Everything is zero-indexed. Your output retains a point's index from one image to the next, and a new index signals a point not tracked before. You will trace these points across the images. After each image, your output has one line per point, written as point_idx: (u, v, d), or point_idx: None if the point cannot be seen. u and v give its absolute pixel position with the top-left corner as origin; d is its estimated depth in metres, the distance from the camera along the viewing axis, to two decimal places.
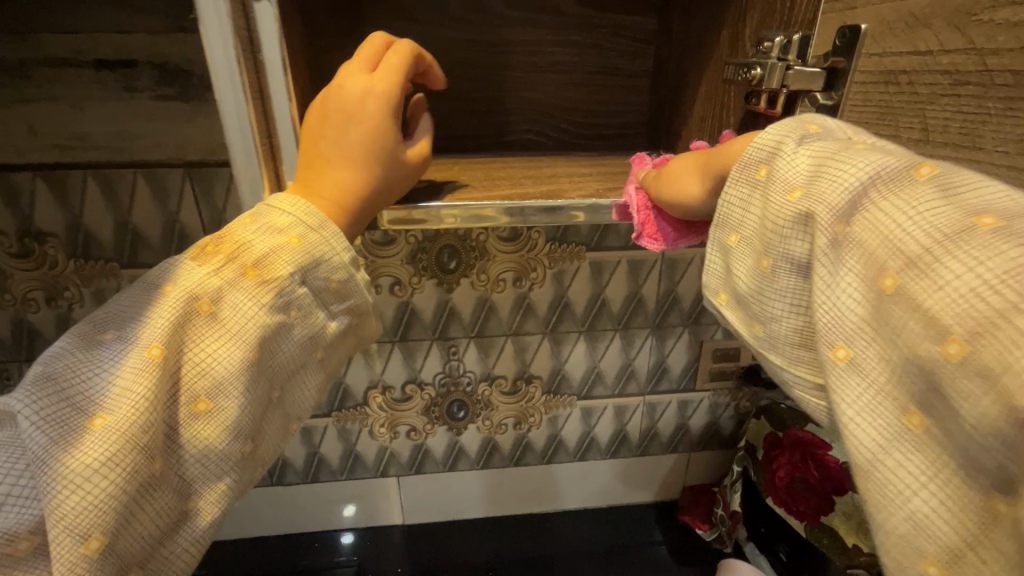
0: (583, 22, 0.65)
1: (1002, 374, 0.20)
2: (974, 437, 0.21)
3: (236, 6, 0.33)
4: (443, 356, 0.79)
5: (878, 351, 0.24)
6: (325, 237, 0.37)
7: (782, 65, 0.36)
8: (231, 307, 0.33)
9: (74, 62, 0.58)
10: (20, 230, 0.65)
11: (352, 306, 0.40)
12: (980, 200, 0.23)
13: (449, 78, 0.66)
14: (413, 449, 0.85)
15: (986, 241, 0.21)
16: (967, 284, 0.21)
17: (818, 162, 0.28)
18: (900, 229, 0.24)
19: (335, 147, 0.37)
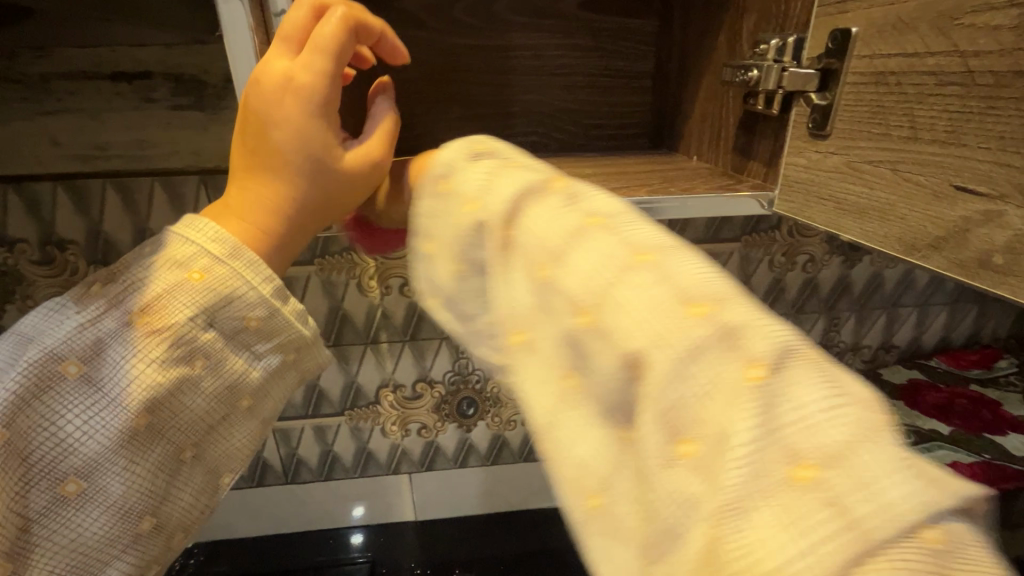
0: (585, 25, 0.67)
1: (614, 330, 0.22)
2: (608, 388, 0.23)
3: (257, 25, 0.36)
4: (452, 355, 0.80)
5: (549, 324, 0.25)
6: (234, 269, 0.35)
7: (777, 66, 0.38)
8: (106, 366, 0.32)
9: (93, 75, 0.60)
10: (42, 238, 0.67)
11: (283, 343, 0.38)
12: (593, 203, 0.27)
13: (455, 83, 0.67)
14: (425, 447, 0.87)
15: (596, 234, 0.25)
16: (592, 266, 0.24)
17: (486, 159, 0.31)
18: (544, 226, 0.26)
19: (258, 155, 0.36)
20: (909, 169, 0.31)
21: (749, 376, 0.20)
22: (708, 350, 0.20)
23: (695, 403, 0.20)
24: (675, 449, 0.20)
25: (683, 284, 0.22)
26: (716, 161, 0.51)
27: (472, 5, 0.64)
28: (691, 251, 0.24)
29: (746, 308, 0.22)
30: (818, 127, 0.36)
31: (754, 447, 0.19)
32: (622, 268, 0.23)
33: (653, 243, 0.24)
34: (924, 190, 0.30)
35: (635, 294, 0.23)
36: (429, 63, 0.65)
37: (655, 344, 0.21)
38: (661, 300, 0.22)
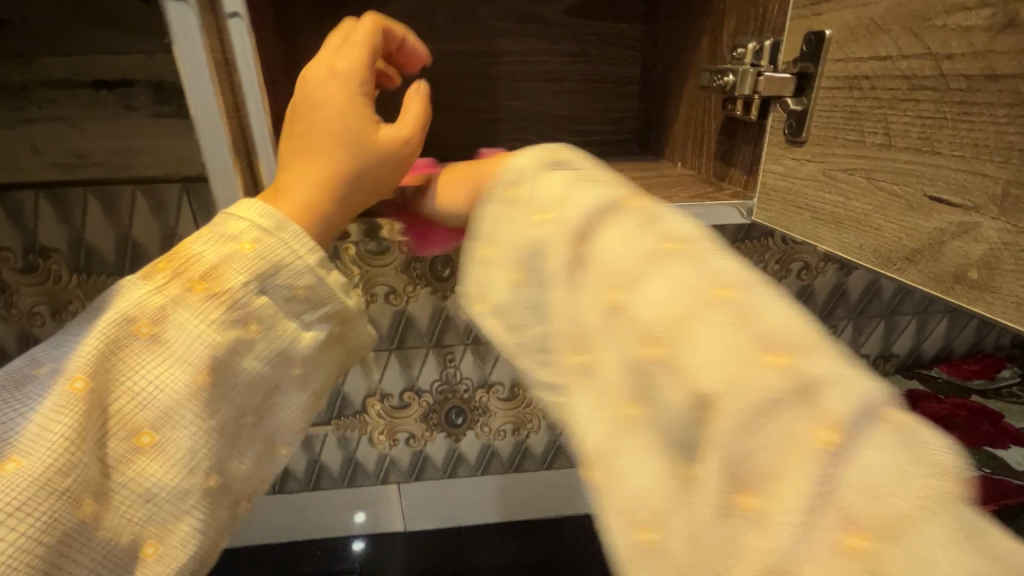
0: (570, 30, 0.66)
1: (684, 369, 0.24)
2: (677, 413, 0.24)
3: (209, 30, 0.34)
4: (439, 363, 0.79)
5: (606, 351, 0.26)
6: (281, 240, 0.35)
7: (754, 71, 0.37)
8: (174, 328, 0.32)
9: (74, 82, 0.60)
10: (25, 246, 0.67)
11: (330, 313, 0.37)
12: (670, 228, 0.27)
13: (439, 89, 0.66)
14: (413, 456, 0.86)
15: (674, 264, 0.26)
16: (665, 297, 0.25)
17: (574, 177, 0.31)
18: (616, 251, 0.27)
19: (302, 134, 0.37)
20: (883, 178, 0.29)
21: (821, 441, 0.21)
22: (779, 405, 0.22)
23: (760, 449, 0.22)
24: (735, 497, 0.22)
25: (762, 330, 0.23)
26: (699, 169, 0.50)
27: (454, 11, 0.64)
28: (770, 287, 0.25)
29: (825, 362, 0.23)
30: (793, 133, 0.35)
31: (824, 492, 0.21)
32: (700, 305, 0.25)
33: (735, 281, 0.25)
34: (899, 200, 0.29)
35: (719, 341, 0.24)
36: None
37: (733, 390, 0.23)
38: (739, 347, 0.23)
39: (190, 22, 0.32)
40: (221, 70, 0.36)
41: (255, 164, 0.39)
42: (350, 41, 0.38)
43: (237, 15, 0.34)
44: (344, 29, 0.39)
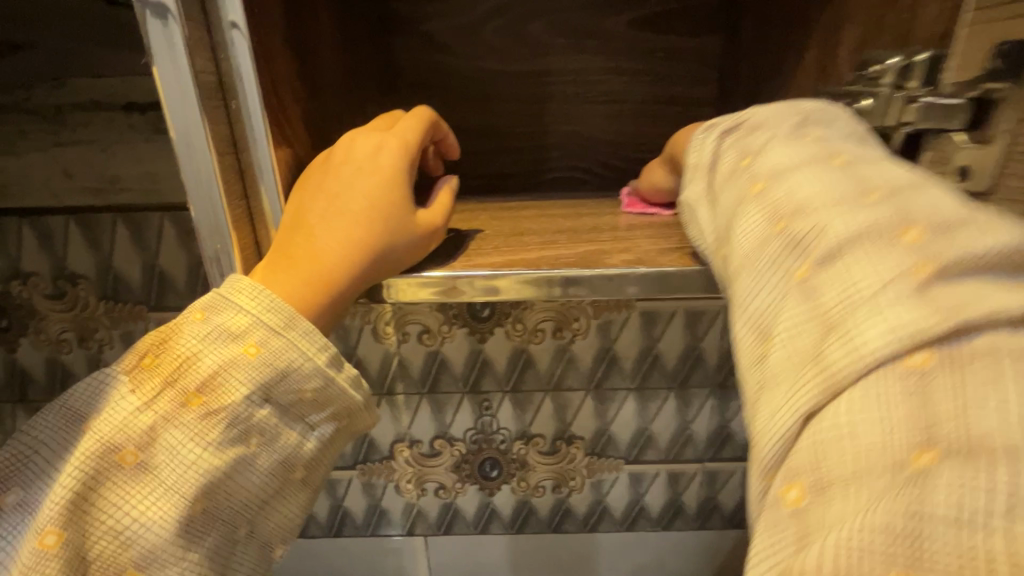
0: (635, 46, 0.58)
1: (732, 245, 0.33)
2: (756, 314, 0.30)
3: (199, 46, 0.29)
4: (474, 411, 0.72)
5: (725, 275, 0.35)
6: (291, 341, 0.32)
7: (901, 96, 0.34)
8: (162, 452, 0.29)
9: (106, 105, 0.57)
10: (54, 273, 0.64)
11: (337, 412, 0.34)
12: (755, 148, 0.36)
13: (485, 111, 0.60)
14: (442, 509, 0.78)
15: (745, 176, 0.35)
16: (734, 203, 0.35)
17: (731, 142, 0.38)
18: (718, 176, 0.38)
19: (335, 201, 0.34)
20: None
21: (822, 339, 0.26)
22: (789, 258, 0.30)
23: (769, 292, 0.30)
24: (760, 339, 0.29)
25: (783, 208, 0.31)
26: None
27: (504, 26, 0.58)
28: (863, 203, 0.29)
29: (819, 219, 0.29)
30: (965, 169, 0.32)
31: (795, 328, 0.28)
32: (764, 242, 0.31)
33: (771, 176, 0.34)
34: None
35: (748, 225, 0.33)
36: (455, 91, 0.60)
37: (750, 260, 0.32)
38: (761, 228, 0.32)
39: (174, 37, 0.28)
40: (216, 96, 0.31)
41: (258, 207, 0.35)
42: (406, 123, 0.39)
43: (236, 30, 0.30)
44: (397, 115, 0.40)
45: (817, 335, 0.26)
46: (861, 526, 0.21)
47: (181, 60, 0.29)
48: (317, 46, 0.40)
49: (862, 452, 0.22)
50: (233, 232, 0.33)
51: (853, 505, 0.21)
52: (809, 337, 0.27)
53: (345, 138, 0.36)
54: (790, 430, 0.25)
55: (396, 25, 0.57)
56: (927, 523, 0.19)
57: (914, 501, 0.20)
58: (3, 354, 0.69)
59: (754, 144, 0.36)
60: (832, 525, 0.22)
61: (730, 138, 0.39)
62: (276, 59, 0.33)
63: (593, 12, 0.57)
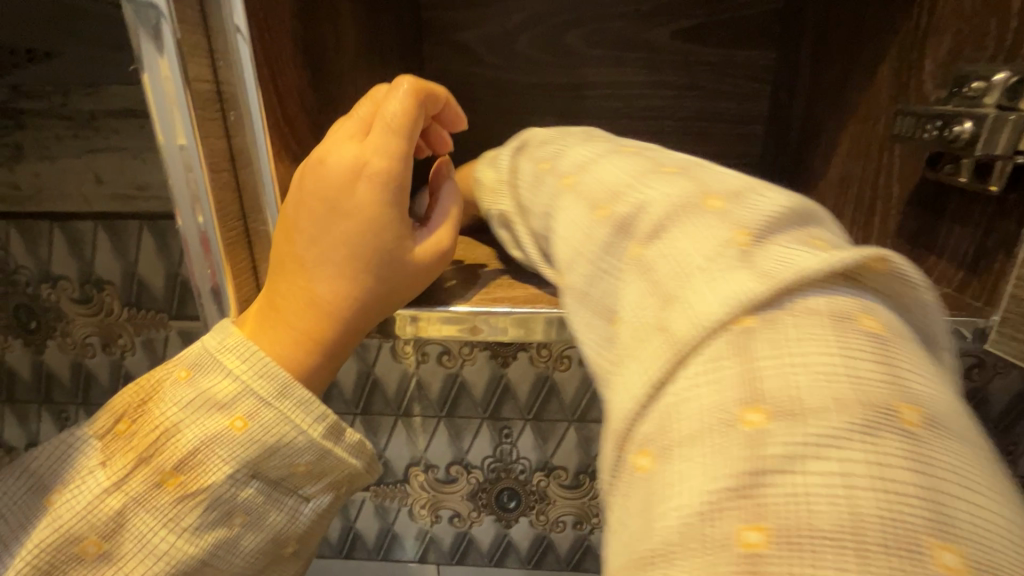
0: (679, 58, 0.54)
1: (557, 238, 0.30)
2: (594, 306, 0.27)
3: (196, 53, 0.28)
4: (494, 438, 0.68)
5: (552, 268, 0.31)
6: (282, 412, 0.31)
7: (1017, 120, 0.26)
8: (129, 539, 0.30)
9: (138, 113, 0.57)
10: (82, 277, 0.64)
11: (332, 482, 0.34)
12: (544, 149, 0.35)
13: (515, 125, 0.57)
14: (456, 537, 0.75)
15: (543, 174, 0.33)
16: (548, 198, 0.32)
17: (518, 154, 0.37)
18: (518, 180, 0.35)
19: (315, 248, 0.31)
20: None
21: (660, 313, 0.22)
22: (625, 238, 0.26)
23: (611, 283, 0.26)
24: (607, 331, 0.25)
25: (598, 193, 0.29)
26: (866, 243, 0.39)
27: (540, 36, 0.55)
28: (665, 172, 0.28)
29: (637, 194, 0.27)
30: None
31: (638, 312, 0.23)
32: (587, 227, 0.28)
33: (570, 167, 0.32)
34: None
35: (567, 207, 0.30)
36: (485, 103, 0.57)
37: (578, 250, 0.28)
38: (579, 214, 0.29)
39: (167, 45, 0.27)
40: (214, 107, 0.30)
41: (256, 223, 0.33)
42: (381, 129, 0.32)
43: (239, 37, 0.28)
44: (376, 110, 0.33)
45: (658, 309, 0.22)
46: (709, 491, 0.17)
47: (173, 63, 0.27)
48: (336, 55, 0.38)
49: (704, 414, 0.18)
50: (223, 249, 0.31)
51: (700, 466, 0.17)
52: (649, 312, 0.23)
53: (314, 158, 0.31)
54: (637, 407, 0.21)
55: (427, 34, 0.55)
56: (774, 475, 0.16)
57: (759, 457, 0.17)
58: (32, 354, 0.70)
59: (539, 149, 0.35)
60: (671, 495, 0.18)
61: (512, 151, 0.38)
62: (286, 68, 0.32)
63: (635, 22, 0.54)
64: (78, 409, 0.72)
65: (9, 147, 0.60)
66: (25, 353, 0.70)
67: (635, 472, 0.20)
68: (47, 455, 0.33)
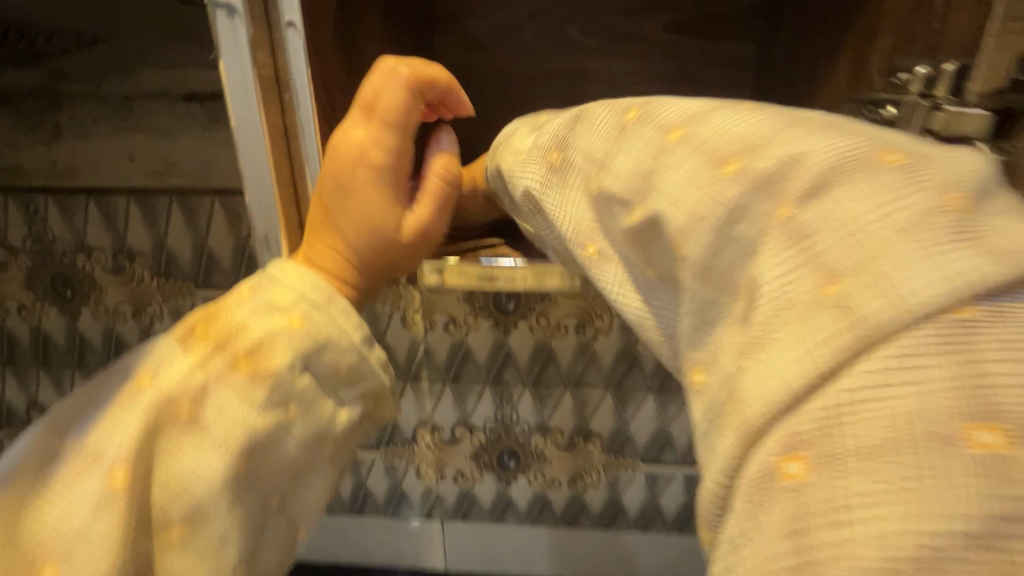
0: (669, 49, 0.59)
1: (652, 206, 0.24)
2: (679, 282, 0.24)
3: (262, 43, 0.33)
4: (495, 401, 0.73)
5: (635, 253, 0.25)
6: (330, 316, 0.33)
7: (926, 103, 0.33)
8: (211, 411, 0.29)
9: (169, 95, 0.62)
10: (115, 249, 0.70)
11: (366, 392, 0.35)
12: (615, 106, 0.28)
13: (518, 109, 0.62)
14: (459, 495, 0.81)
15: (629, 128, 0.27)
16: (633, 155, 0.26)
17: (574, 122, 0.30)
18: (584, 140, 0.29)
19: (337, 223, 0.34)
20: None
21: (824, 294, 0.19)
22: (756, 202, 0.21)
23: (734, 256, 0.21)
24: (727, 318, 0.21)
25: (722, 145, 0.23)
26: None
27: (542, 27, 0.60)
28: (775, 115, 0.23)
29: (780, 148, 0.21)
30: None
31: (785, 296, 0.19)
32: (714, 185, 0.22)
33: (678, 117, 0.25)
34: None
35: (681, 164, 0.23)
36: (491, 89, 0.62)
37: (696, 219, 0.22)
38: (697, 169, 0.23)
39: (240, 38, 0.32)
40: (273, 89, 0.35)
41: (304, 190, 0.38)
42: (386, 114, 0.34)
43: (294, 28, 0.32)
44: (376, 93, 0.34)
45: (811, 293, 0.19)
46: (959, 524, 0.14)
47: (244, 52, 0.32)
48: (366, 44, 0.43)
49: (920, 419, 0.16)
50: (279, 210, 0.37)
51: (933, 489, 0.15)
52: (801, 293, 0.19)
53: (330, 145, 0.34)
54: (794, 395, 0.18)
55: (437, 22, 0.59)
56: None
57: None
58: (67, 321, 0.75)
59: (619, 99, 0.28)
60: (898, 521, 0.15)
61: (543, 120, 0.33)
62: (328, 55, 0.36)
63: (630, 15, 0.58)
64: None
65: (48, 127, 0.65)
66: (60, 320, 0.75)
67: (780, 479, 0.17)
68: (127, 354, 0.32)
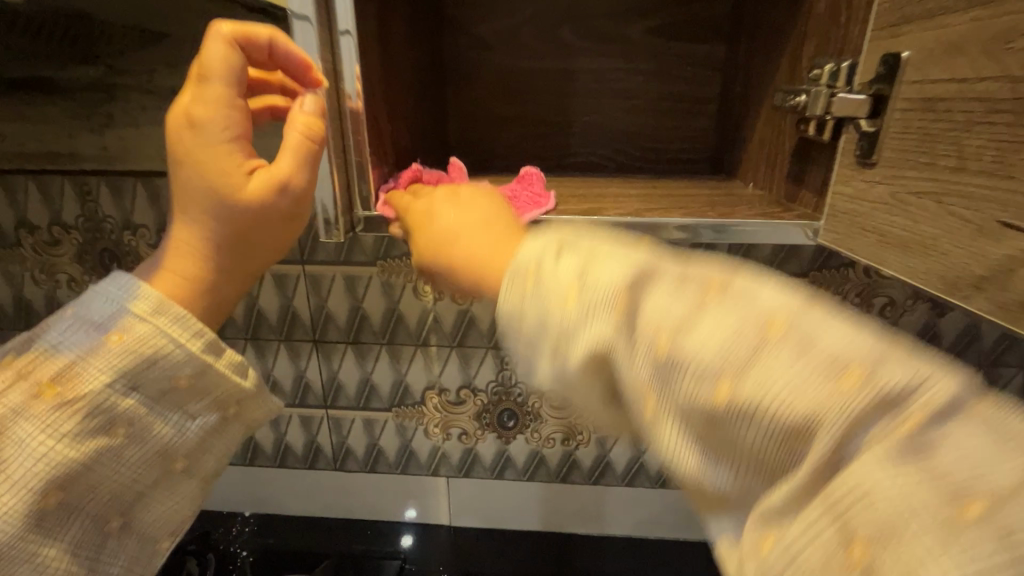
0: (650, 50, 0.67)
1: (760, 403, 0.22)
2: (759, 459, 0.23)
3: (324, 43, 0.40)
4: (496, 364, 0.82)
5: (699, 426, 0.24)
6: (158, 326, 0.35)
7: (826, 92, 0.36)
8: (10, 447, 0.32)
9: None
10: (160, 226, 0.79)
11: (218, 401, 0.38)
12: (694, 268, 0.26)
13: (518, 103, 0.71)
14: (463, 453, 0.89)
15: (720, 302, 0.24)
16: (723, 337, 0.23)
17: (638, 275, 0.26)
18: (656, 299, 0.25)
19: (184, 205, 0.36)
20: (954, 201, 0.26)
21: (961, 511, 0.19)
22: (856, 418, 0.21)
23: (831, 459, 0.21)
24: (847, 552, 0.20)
25: (822, 352, 0.22)
26: (770, 189, 0.49)
27: (539, 30, 0.68)
28: (823, 310, 0.24)
29: (886, 368, 0.22)
30: (864, 155, 0.33)
31: (907, 513, 0.19)
32: (832, 397, 0.21)
33: (778, 307, 0.24)
34: (968, 225, 0.26)
35: (792, 369, 0.22)
36: (494, 85, 0.70)
37: (812, 425, 0.21)
38: (807, 373, 0.22)
39: (310, 38, 0.39)
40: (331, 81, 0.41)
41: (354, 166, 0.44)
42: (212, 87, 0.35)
43: (349, 33, 0.40)
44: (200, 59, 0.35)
45: (930, 518, 0.19)
46: None
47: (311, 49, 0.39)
48: (395, 44, 0.51)
49: None
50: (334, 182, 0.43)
51: None
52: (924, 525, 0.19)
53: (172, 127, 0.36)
54: None
55: (447, 27, 0.68)
56: None
57: None
58: None
59: (669, 249, 0.28)
60: None
61: (570, 239, 0.28)
62: (369, 56, 0.44)
63: (615, 21, 0.67)
64: None
65: (100, 117, 0.69)
66: None
67: None
68: None
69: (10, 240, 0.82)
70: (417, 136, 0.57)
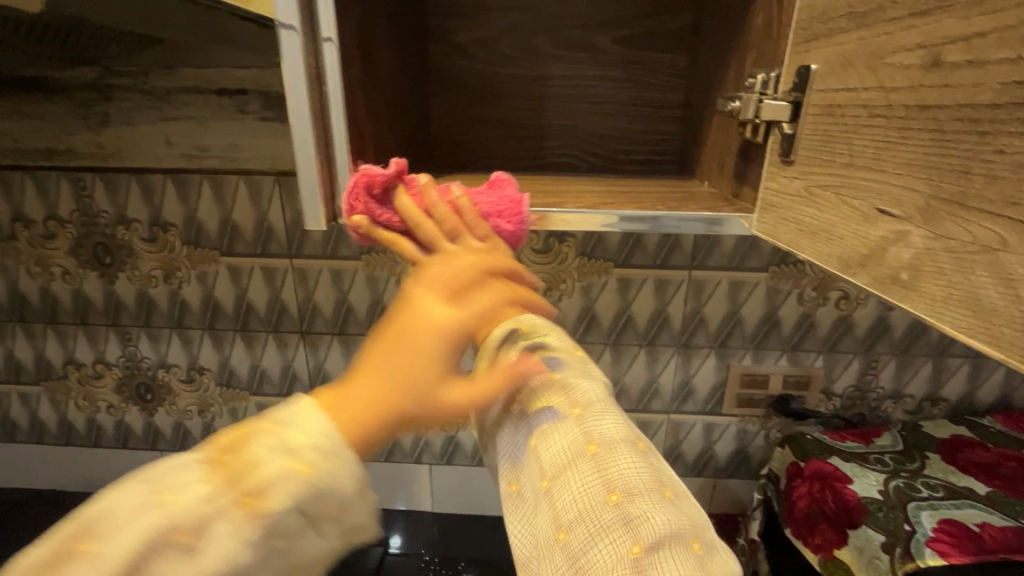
0: (618, 59, 0.72)
1: (557, 498, 0.34)
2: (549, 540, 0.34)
3: (309, 50, 0.43)
4: None
5: (530, 502, 0.36)
6: (332, 464, 0.30)
7: (755, 96, 0.42)
8: (199, 553, 0.28)
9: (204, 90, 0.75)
10: (152, 221, 0.82)
11: (348, 528, 0.32)
12: (580, 396, 0.38)
13: (495, 107, 0.75)
14: (445, 440, 0.93)
15: (571, 424, 0.36)
16: (558, 449, 0.35)
17: (541, 389, 0.38)
18: (539, 410, 0.38)
19: (396, 346, 0.33)
20: (847, 193, 0.31)
21: None
22: (607, 527, 0.31)
23: (582, 550, 0.32)
24: None
25: (608, 477, 0.33)
26: (720, 187, 0.54)
27: (515, 39, 0.72)
28: (639, 453, 0.35)
29: (641, 502, 0.32)
30: (785, 154, 0.37)
31: None
32: (594, 509, 0.32)
33: (603, 441, 0.35)
34: (856, 212, 0.30)
35: (588, 481, 0.33)
36: (473, 90, 0.74)
37: (580, 520, 0.32)
38: (590, 489, 0.33)
39: (295, 46, 0.42)
40: (316, 86, 0.45)
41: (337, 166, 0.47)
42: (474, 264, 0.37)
43: (331, 40, 0.43)
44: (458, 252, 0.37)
45: None
46: None
47: (296, 56, 0.42)
48: (380, 52, 0.56)
49: None
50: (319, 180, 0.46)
51: None
52: None
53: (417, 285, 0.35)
54: None
55: (429, 35, 0.72)
56: None
57: None
58: (105, 284, 0.86)
59: (574, 380, 0.39)
60: None
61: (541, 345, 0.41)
62: (351, 60, 0.48)
63: (585, 31, 0.71)
64: (139, 331, 0.89)
65: None
66: (99, 284, 0.86)
67: None
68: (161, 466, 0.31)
69: (6, 233, 0.85)
70: (399, 136, 0.61)
